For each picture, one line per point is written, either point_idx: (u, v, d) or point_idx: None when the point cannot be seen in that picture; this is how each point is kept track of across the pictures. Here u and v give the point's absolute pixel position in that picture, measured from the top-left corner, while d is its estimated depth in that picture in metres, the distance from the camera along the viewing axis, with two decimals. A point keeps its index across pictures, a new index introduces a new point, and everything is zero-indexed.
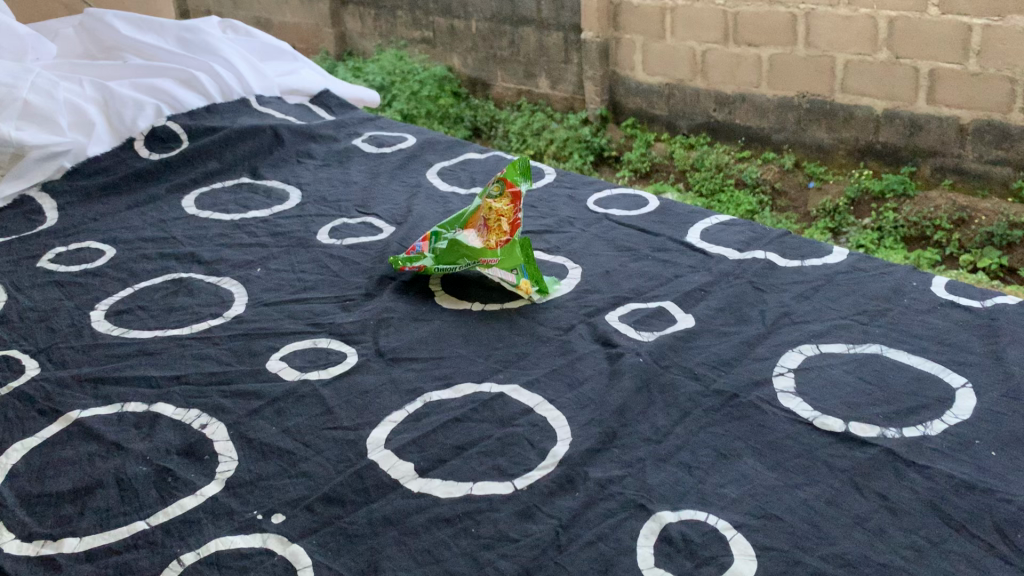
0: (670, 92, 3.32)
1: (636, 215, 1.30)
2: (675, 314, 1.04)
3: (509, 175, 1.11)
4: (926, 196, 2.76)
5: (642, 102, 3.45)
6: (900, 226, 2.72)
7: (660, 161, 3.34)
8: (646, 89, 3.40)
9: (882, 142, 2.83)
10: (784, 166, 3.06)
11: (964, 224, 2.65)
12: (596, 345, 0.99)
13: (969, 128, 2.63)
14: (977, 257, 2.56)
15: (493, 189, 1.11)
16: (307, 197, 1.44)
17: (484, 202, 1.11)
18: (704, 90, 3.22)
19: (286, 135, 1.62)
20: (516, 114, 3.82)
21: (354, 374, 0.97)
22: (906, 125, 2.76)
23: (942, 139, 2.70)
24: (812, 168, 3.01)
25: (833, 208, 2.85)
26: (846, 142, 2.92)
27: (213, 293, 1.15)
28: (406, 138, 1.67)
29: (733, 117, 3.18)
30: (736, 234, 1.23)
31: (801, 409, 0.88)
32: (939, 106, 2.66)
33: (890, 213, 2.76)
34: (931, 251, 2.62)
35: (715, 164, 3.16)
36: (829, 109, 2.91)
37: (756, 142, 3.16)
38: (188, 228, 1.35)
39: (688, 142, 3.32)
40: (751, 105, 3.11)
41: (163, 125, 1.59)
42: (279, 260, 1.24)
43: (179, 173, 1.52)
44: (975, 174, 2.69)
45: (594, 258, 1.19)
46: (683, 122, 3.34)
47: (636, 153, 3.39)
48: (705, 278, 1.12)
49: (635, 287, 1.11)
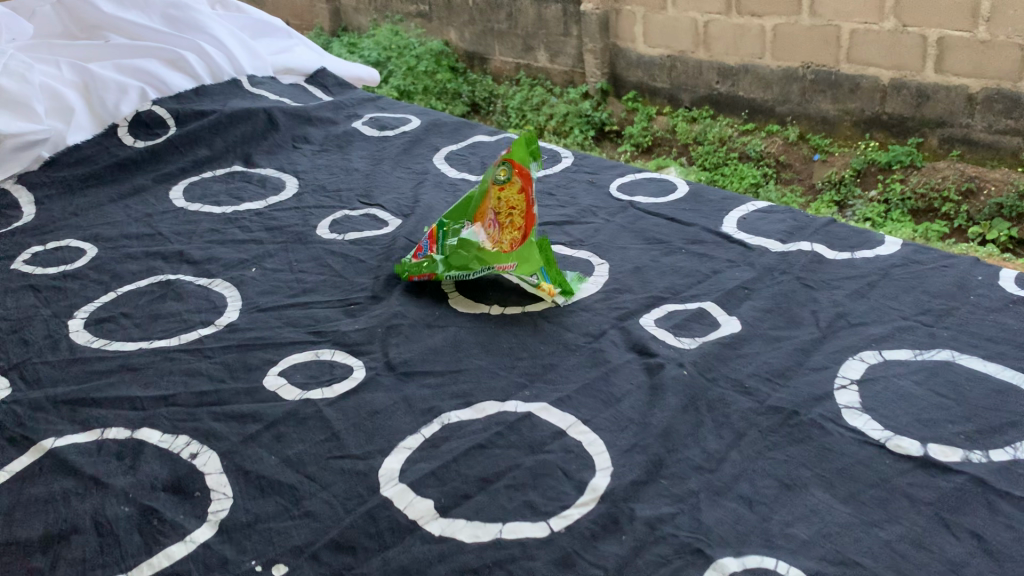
0: (672, 64, 3.20)
1: (665, 203, 1.20)
2: (718, 316, 0.94)
3: (517, 156, 0.98)
4: (934, 166, 2.61)
5: (644, 75, 3.32)
6: (907, 199, 2.59)
7: (662, 135, 3.22)
8: (648, 62, 3.28)
9: (888, 113, 2.72)
10: (788, 138, 2.94)
11: (973, 196, 2.49)
12: (632, 354, 0.89)
13: (978, 98, 2.51)
14: (987, 230, 2.42)
15: (500, 172, 0.99)
16: (304, 187, 1.33)
17: (492, 188, 0.99)
18: (706, 62, 3.10)
19: (280, 119, 1.50)
20: (516, 89, 3.69)
21: (362, 391, 0.86)
22: (913, 95, 2.64)
23: (950, 109, 2.58)
24: (816, 140, 2.90)
25: (839, 180, 2.74)
26: (851, 113, 2.81)
27: (204, 297, 1.05)
28: (409, 119, 1.56)
29: (736, 89, 3.06)
30: (777, 224, 1.12)
31: (870, 429, 0.78)
32: (946, 75, 2.54)
33: (896, 185, 2.63)
34: (937, 223, 2.47)
35: (717, 137, 3.04)
36: (835, 81, 2.79)
37: (760, 113, 3.04)
38: (175, 223, 1.24)
39: (692, 116, 3.20)
40: (754, 77, 2.99)
41: (148, 110, 1.47)
42: (276, 258, 1.13)
43: (166, 161, 1.40)
44: (984, 144, 2.57)
45: (622, 253, 1.08)
46: (686, 95, 3.23)
47: (637, 127, 3.27)
48: (747, 274, 1.01)
49: (670, 286, 1.00)
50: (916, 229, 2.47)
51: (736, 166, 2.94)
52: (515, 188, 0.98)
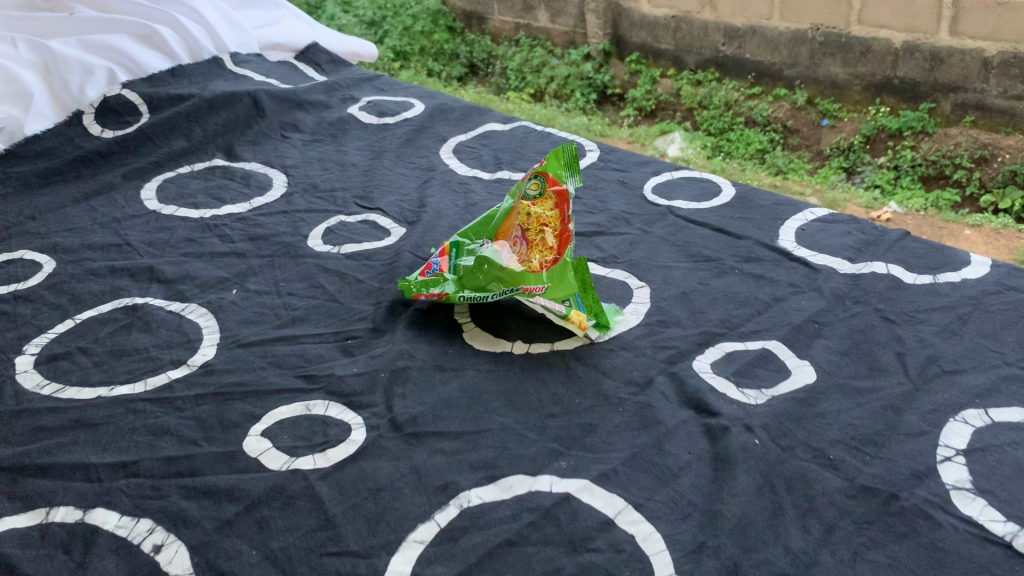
0: (677, 25, 2.99)
1: (709, 208, 1.04)
2: (786, 362, 0.79)
3: (551, 169, 0.85)
4: (947, 133, 2.46)
5: (647, 36, 3.11)
6: (918, 165, 2.44)
7: (666, 98, 3.03)
8: (651, 22, 3.06)
9: (900, 77, 2.54)
10: (796, 103, 2.76)
11: (986, 163, 2.36)
12: (687, 411, 0.74)
13: (993, 62, 2.34)
14: (1000, 198, 2.29)
15: (530, 187, 0.87)
16: (294, 185, 1.17)
17: (520, 205, 0.87)
18: (712, 23, 2.89)
19: (267, 103, 1.34)
20: (514, 50, 3.47)
21: (363, 458, 0.71)
22: (926, 59, 2.46)
23: (964, 73, 2.41)
24: (824, 105, 2.71)
25: (847, 146, 2.60)
26: (861, 77, 2.62)
27: (176, 328, 0.89)
28: (412, 103, 1.39)
29: (743, 52, 2.86)
30: (842, 238, 0.97)
31: (989, 520, 0.63)
32: (961, 38, 2.36)
33: (906, 152, 2.48)
34: (948, 192, 2.36)
35: (722, 101, 2.87)
36: (845, 43, 2.60)
37: (766, 77, 2.85)
38: (147, 230, 1.08)
39: (696, 78, 2.99)
40: (762, 39, 2.79)
41: (117, 94, 1.30)
42: (261, 276, 0.97)
43: (137, 154, 1.24)
44: (999, 110, 2.39)
45: (664, 273, 0.93)
46: (691, 57, 3.02)
47: (642, 90, 3.09)
48: (815, 305, 0.86)
49: (725, 318, 0.85)
50: (926, 199, 2.36)
51: (743, 132, 2.79)
52: (548, 205, 0.85)
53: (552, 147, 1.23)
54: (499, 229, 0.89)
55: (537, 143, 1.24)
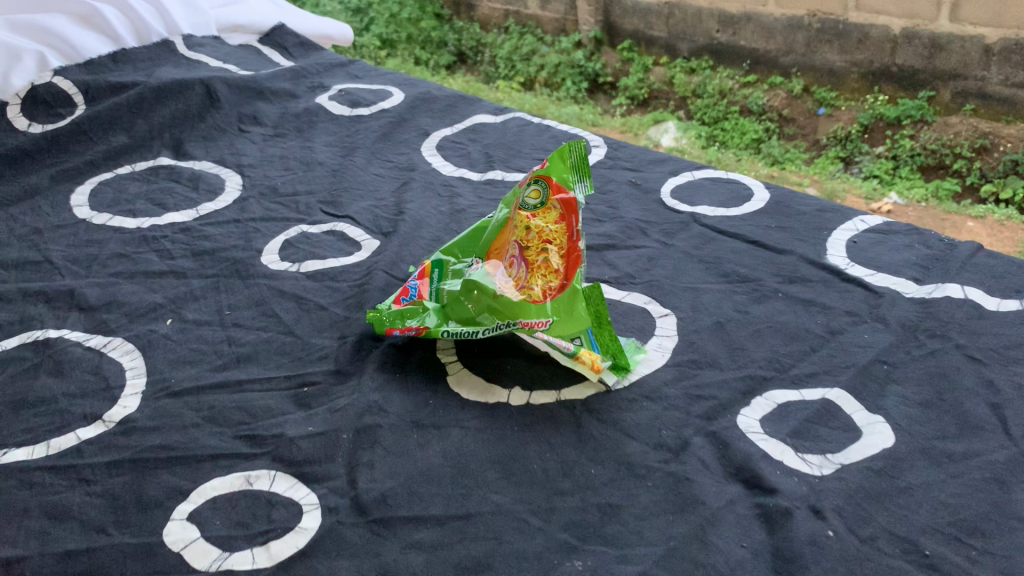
0: (669, 11, 2.66)
1: (739, 215, 0.88)
2: (855, 421, 0.63)
3: (554, 172, 0.69)
4: (947, 122, 2.17)
5: (639, 23, 2.76)
6: (916, 154, 2.18)
7: (658, 87, 2.71)
8: (643, 7, 2.72)
9: (899, 65, 2.24)
10: (792, 91, 2.44)
11: (986, 153, 2.10)
12: (734, 487, 0.58)
13: (995, 49, 2.06)
14: (1002, 188, 2.04)
15: (529, 195, 0.70)
16: (250, 188, 1.00)
17: (518, 216, 0.70)
18: (706, 7, 2.57)
19: (222, 92, 1.16)
20: (503, 38, 3.12)
21: (317, 555, 0.55)
22: (926, 46, 2.17)
23: (964, 61, 2.12)
24: (820, 93, 2.39)
25: (844, 137, 2.31)
26: (858, 65, 2.32)
27: (93, 371, 0.72)
28: (390, 92, 1.22)
29: (738, 38, 2.53)
30: (902, 253, 0.81)
31: None
32: (963, 25, 2.08)
33: (905, 141, 2.20)
34: (947, 181, 2.12)
35: (716, 89, 2.54)
36: (841, 29, 2.30)
37: (763, 64, 2.51)
38: (73, 244, 0.91)
39: (689, 66, 2.65)
40: (757, 26, 2.47)
41: (48, 82, 1.12)
42: (203, 302, 0.81)
43: (69, 152, 1.07)
44: (1003, 98, 2.10)
45: (692, 296, 0.76)
46: (685, 44, 2.68)
47: (633, 78, 2.76)
48: (882, 340, 0.70)
49: (772, 357, 0.69)
50: (926, 188, 2.12)
51: (738, 121, 2.49)
52: (551, 217, 0.69)
53: (550, 143, 1.06)
54: (491, 246, 0.73)
55: (534, 138, 1.07)
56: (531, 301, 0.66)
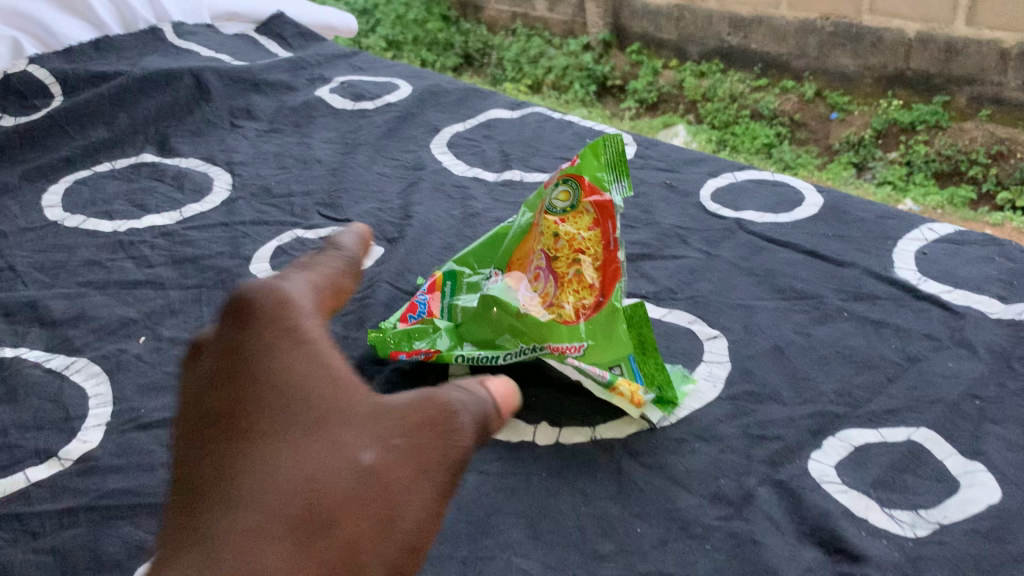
0: (679, 14, 2.35)
1: (791, 221, 0.77)
2: (950, 471, 0.52)
3: (586, 171, 0.60)
4: (962, 127, 1.91)
5: (648, 25, 2.45)
6: (931, 161, 1.91)
7: (668, 90, 2.35)
8: (651, 8, 2.41)
9: (913, 69, 1.98)
10: (804, 96, 2.14)
11: (1004, 158, 1.84)
12: (811, 552, 0.48)
13: (1013, 53, 1.83)
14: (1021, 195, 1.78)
15: (557, 197, 0.61)
16: (241, 189, 0.90)
17: (545, 222, 0.61)
18: (717, 10, 2.26)
19: (213, 83, 1.07)
20: (511, 41, 2.75)
21: None
22: (940, 51, 1.93)
23: (980, 65, 1.89)
24: (833, 96, 2.10)
25: (858, 141, 2.01)
26: (872, 69, 2.05)
27: (51, 398, 0.62)
28: (397, 85, 1.12)
29: (750, 41, 2.24)
30: (981, 267, 0.71)
31: None
32: (979, 29, 1.85)
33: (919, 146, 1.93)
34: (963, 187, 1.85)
35: (727, 93, 2.21)
36: (855, 32, 2.03)
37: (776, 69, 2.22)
38: (40, 250, 0.81)
39: (699, 70, 2.32)
40: (770, 30, 2.18)
41: (22, 71, 1.02)
42: (182, 317, 0.71)
43: (43, 148, 0.97)
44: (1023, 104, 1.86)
45: (745, 315, 0.66)
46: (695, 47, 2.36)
47: (642, 81, 2.40)
48: (970, 369, 0.60)
49: (845, 389, 0.59)
50: (940, 194, 1.86)
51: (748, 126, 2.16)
52: (585, 223, 0.60)
53: (573, 140, 0.96)
54: (512, 256, 0.63)
55: (555, 135, 0.97)
56: (561, 321, 0.57)
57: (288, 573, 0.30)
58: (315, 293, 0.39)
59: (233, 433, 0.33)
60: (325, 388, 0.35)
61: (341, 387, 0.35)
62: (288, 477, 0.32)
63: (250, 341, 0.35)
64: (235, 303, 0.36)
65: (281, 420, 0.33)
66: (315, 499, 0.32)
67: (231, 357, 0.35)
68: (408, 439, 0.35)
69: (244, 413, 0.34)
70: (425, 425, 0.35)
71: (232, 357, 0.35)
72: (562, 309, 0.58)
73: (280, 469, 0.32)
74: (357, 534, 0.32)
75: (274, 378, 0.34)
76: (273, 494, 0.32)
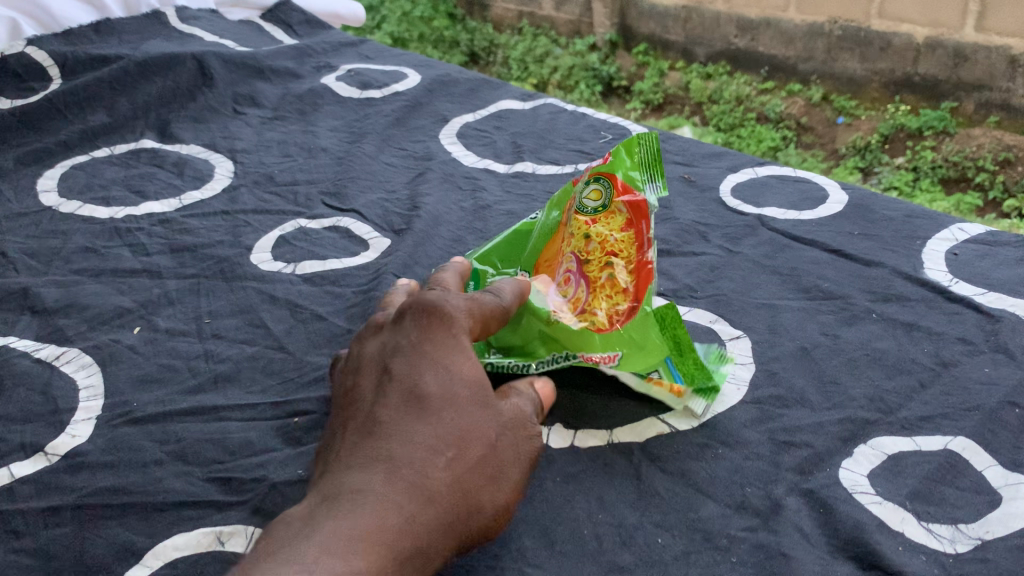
0: (687, 15, 2.24)
1: (814, 218, 0.74)
2: (991, 484, 0.49)
3: (620, 170, 0.59)
4: (969, 134, 1.79)
5: (655, 26, 2.34)
6: (937, 166, 1.78)
7: (675, 91, 2.25)
8: (660, 8, 2.30)
9: (921, 75, 1.86)
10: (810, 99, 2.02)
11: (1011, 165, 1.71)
12: (844, 567, 0.45)
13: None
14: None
15: (588, 196, 0.59)
16: (243, 176, 0.87)
17: (577, 221, 0.59)
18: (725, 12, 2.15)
19: (216, 68, 1.03)
20: (517, 39, 2.67)
21: None
22: (948, 56, 1.80)
23: (988, 70, 1.76)
24: (840, 101, 1.98)
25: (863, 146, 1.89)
26: (880, 74, 1.93)
27: (39, 390, 0.59)
28: (405, 74, 1.09)
29: (757, 45, 2.13)
30: (1014, 269, 0.67)
31: None
32: (988, 36, 1.73)
33: (926, 151, 1.80)
34: (968, 194, 1.72)
35: (733, 95, 2.10)
36: (863, 37, 1.91)
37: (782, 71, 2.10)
38: (33, 237, 0.78)
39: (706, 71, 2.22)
40: (777, 32, 2.07)
41: (19, 53, 0.99)
42: (179, 308, 0.68)
43: (40, 132, 0.94)
44: None
45: (769, 314, 0.63)
46: (703, 49, 2.25)
47: (648, 83, 2.30)
48: (1008, 374, 0.57)
49: (876, 393, 0.56)
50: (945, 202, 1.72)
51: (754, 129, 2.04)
52: (618, 223, 0.58)
53: (587, 133, 0.93)
54: (539, 258, 0.61)
55: (569, 127, 0.94)
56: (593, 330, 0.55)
57: (441, 503, 0.40)
58: (475, 307, 0.48)
59: (406, 391, 0.43)
60: (477, 377, 0.45)
61: (484, 383, 0.45)
62: (447, 434, 0.42)
63: (430, 331, 0.45)
64: (421, 299, 0.47)
65: (446, 393, 0.43)
66: (462, 452, 0.42)
67: (415, 338, 0.45)
68: (517, 435, 0.45)
69: (420, 381, 0.44)
70: (524, 428, 0.45)
71: (413, 336, 0.45)
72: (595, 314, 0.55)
73: (440, 426, 0.42)
74: (483, 488, 0.42)
75: (445, 362, 0.44)
76: (433, 444, 0.42)
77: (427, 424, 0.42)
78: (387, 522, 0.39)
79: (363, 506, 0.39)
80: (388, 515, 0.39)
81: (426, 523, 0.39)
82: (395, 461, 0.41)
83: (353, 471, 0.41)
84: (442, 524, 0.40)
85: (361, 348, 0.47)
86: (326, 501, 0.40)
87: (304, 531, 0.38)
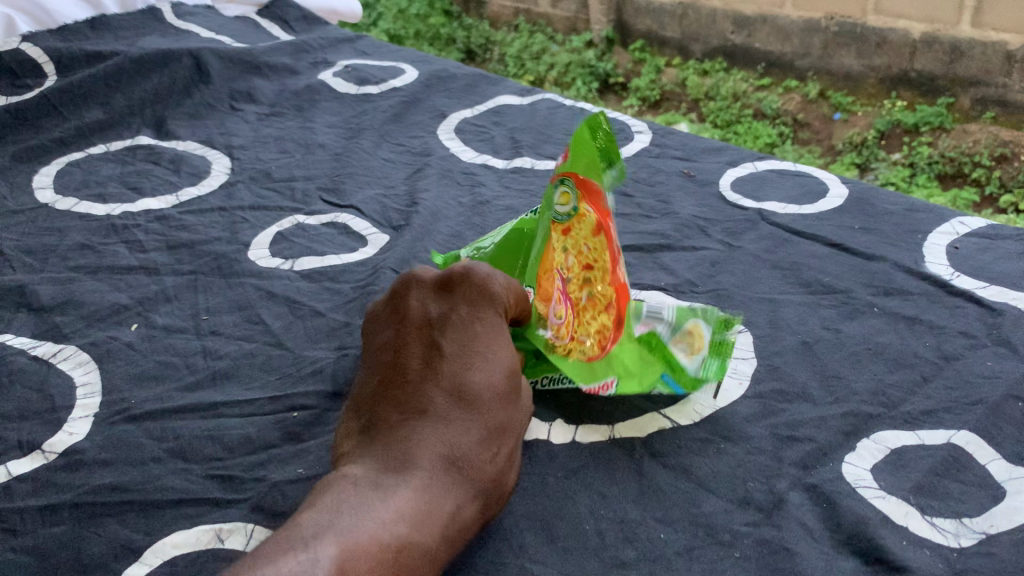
0: (683, 12, 2.22)
1: (814, 212, 0.74)
2: (995, 478, 0.49)
3: (581, 168, 0.54)
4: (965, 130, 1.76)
5: (652, 23, 2.32)
6: (934, 163, 1.73)
7: (671, 88, 2.20)
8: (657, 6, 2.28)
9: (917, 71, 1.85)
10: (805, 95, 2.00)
11: (1007, 160, 1.66)
12: (847, 562, 0.44)
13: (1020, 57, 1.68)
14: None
15: (558, 201, 0.55)
16: (239, 172, 0.87)
17: (552, 233, 0.56)
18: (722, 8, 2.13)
19: (213, 64, 1.03)
20: (513, 36, 2.66)
21: None
22: (945, 52, 1.79)
23: (984, 66, 1.75)
24: (837, 98, 1.96)
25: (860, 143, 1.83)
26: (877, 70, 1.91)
27: (36, 387, 0.59)
28: (403, 70, 1.08)
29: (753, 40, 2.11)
30: (1015, 262, 0.67)
31: None
32: (985, 31, 1.72)
33: (923, 147, 1.76)
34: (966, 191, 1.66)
35: (728, 92, 2.05)
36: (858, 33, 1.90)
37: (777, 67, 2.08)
38: (29, 233, 0.77)
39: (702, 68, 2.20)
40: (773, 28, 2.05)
41: (14, 49, 0.99)
42: (176, 304, 0.67)
43: (35, 128, 0.93)
44: None
45: (770, 308, 0.63)
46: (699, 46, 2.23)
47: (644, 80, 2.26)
48: (1010, 367, 0.56)
49: (878, 387, 0.55)
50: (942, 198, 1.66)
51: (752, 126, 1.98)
52: (589, 227, 0.54)
53: None
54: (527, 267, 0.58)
55: (568, 122, 0.94)
56: (585, 359, 0.54)
57: (477, 491, 0.45)
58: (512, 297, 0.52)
59: (456, 381, 0.47)
60: (512, 373, 0.49)
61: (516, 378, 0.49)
62: (488, 427, 0.46)
63: (483, 324, 0.48)
64: (473, 287, 0.49)
65: (493, 387, 0.47)
66: (497, 447, 0.46)
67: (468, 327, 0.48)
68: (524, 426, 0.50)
69: (471, 371, 0.47)
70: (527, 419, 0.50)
71: (464, 325, 0.48)
72: (585, 338, 0.54)
73: (485, 419, 0.46)
74: (505, 479, 0.47)
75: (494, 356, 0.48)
76: (478, 437, 0.46)
77: (477, 411, 0.46)
78: (437, 500, 0.43)
79: (423, 483, 0.43)
80: (439, 500, 0.43)
81: (466, 513, 0.44)
82: (448, 443, 0.45)
83: (406, 448, 0.45)
84: (474, 509, 0.45)
85: (405, 310, 0.50)
86: (386, 470, 0.44)
87: (374, 494, 0.42)
